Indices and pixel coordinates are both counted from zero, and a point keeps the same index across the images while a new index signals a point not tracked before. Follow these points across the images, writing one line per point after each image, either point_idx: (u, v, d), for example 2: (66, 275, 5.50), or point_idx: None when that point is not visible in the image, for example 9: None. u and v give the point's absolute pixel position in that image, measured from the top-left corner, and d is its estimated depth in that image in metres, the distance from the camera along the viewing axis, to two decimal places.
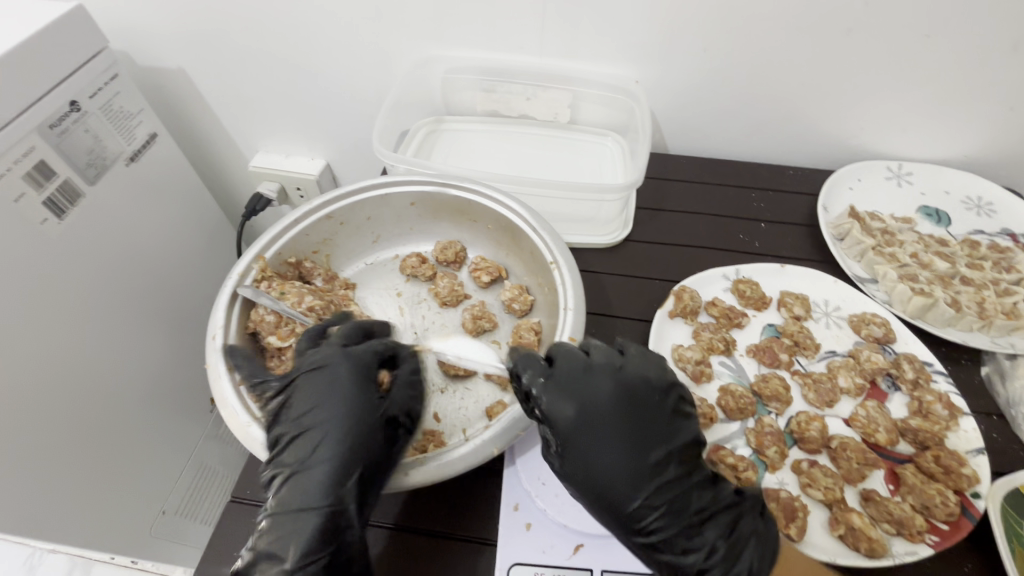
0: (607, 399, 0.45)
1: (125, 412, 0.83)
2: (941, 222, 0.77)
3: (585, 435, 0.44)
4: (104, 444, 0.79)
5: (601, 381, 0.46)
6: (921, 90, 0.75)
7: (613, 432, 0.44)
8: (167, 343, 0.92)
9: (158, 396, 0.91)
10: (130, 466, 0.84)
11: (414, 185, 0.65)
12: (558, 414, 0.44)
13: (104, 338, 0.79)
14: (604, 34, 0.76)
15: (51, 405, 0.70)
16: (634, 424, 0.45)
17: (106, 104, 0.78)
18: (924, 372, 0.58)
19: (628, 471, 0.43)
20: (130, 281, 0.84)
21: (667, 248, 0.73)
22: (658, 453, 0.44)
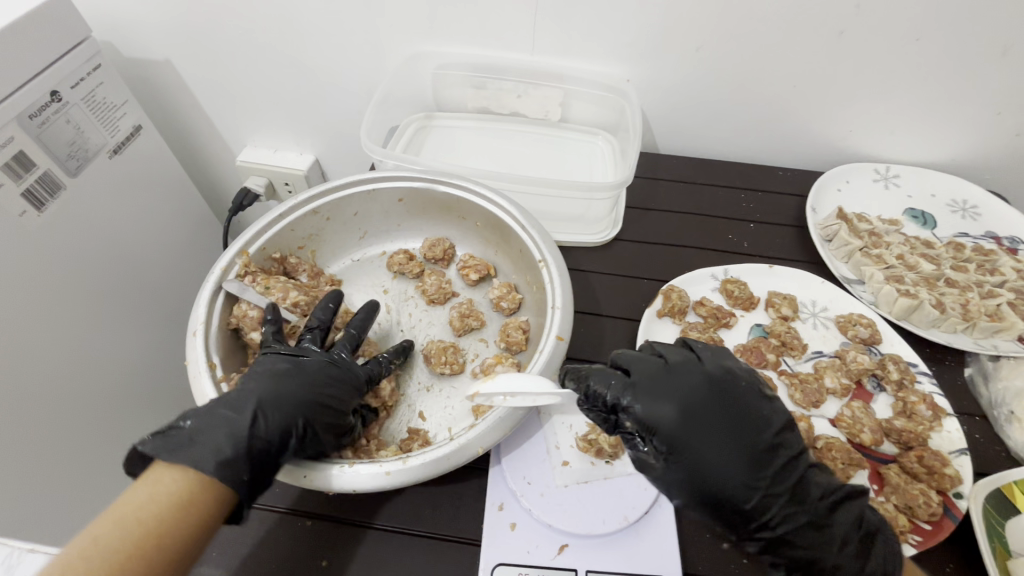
0: (699, 393, 0.44)
1: (106, 409, 0.82)
2: (926, 224, 0.78)
3: (689, 435, 0.43)
4: (83, 442, 0.77)
5: (679, 376, 0.46)
6: (909, 93, 0.76)
7: (716, 426, 0.43)
8: (150, 339, 0.90)
9: (141, 393, 0.89)
10: (110, 465, 0.83)
11: (402, 180, 0.65)
12: (656, 417, 0.43)
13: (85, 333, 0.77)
14: (596, 32, 0.76)
15: (28, 402, 0.68)
16: (731, 415, 0.44)
17: (88, 95, 0.76)
18: (908, 373, 0.59)
19: (743, 464, 0.42)
20: (113, 275, 0.83)
21: (656, 247, 0.73)
22: (761, 440, 0.43)
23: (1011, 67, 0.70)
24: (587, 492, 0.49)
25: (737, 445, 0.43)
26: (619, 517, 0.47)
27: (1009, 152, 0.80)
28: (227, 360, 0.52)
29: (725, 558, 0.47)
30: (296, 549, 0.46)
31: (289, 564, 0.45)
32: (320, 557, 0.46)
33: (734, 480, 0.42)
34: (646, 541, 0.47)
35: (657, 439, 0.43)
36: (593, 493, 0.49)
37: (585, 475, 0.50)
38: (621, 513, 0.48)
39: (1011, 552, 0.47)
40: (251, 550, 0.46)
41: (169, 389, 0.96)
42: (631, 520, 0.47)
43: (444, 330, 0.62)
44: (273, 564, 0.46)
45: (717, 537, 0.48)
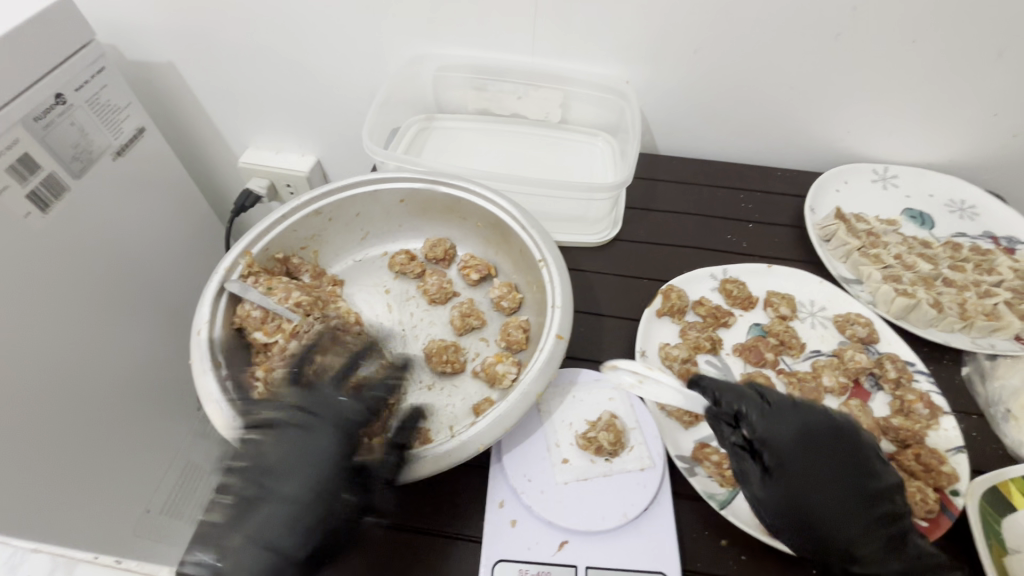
0: (819, 428, 0.48)
1: (110, 409, 0.83)
2: (924, 224, 0.78)
3: (799, 463, 0.46)
4: (88, 442, 0.78)
5: (779, 409, 0.49)
6: (907, 93, 0.76)
7: (821, 461, 0.46)
8: (153, 340, 0.91)
9: (144, 394, 0.90)
10: (115, 464, 0.84)
11: (404, 181, 0.65)
12: (772, 435, 0.47)
13: (88, 335, 0.78)
14: (596, 34, 0.76)
15: (33, 402, 0.69)
16: (843, 452, 0.47)
17: (92, 97, 0.77)
18: (906, 371, 0.59)
19: (848, 497, 0.45)
20: (116, 276, 0.83)
21: (655, 248, 0.74)
22: (870, 481, 0.46)
23: (1008, 68, 0.71)
24: (586, 489, 0.49)
25: (817, 475, 0.45)
26: (618, 515, 0.48)
27: (1006, 152, 0.80)
28: (231, 359, 0.53)
29: (723, 554, 0.47)
30: None
31: None
32: None
33: (812, 504, 0.45)
34: (646, 538, 0.47)
35: (774, 456, 0.47)
36: (592, 490, 0.49)
37: (584, 473, 0.51)
38: (620, 510, 0.48)
39: (1007, 550, 0.47)
40: None
41: (172, 390, 0.96)
42: (631, 517, 0.48)
43: (445, 329, 0.62)
44: None
45: (714, 533, 0.49)
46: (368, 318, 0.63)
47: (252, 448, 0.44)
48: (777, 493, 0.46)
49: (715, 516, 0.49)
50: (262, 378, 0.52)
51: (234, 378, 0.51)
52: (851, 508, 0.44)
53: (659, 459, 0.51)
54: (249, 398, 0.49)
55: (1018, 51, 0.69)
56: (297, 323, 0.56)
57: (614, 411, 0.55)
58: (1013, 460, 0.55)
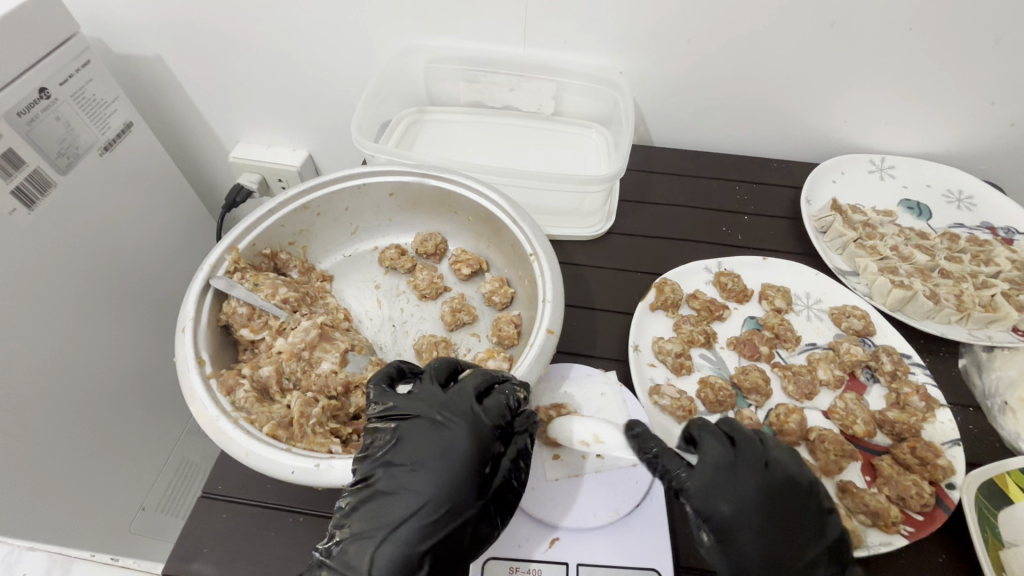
0: (761, 493, 0.43)
1: (102, 408, 0.82)
2: (921, 215, 0.77)
3: (741, 528, 0.42)
4: (80, 441, 0.77)
5: (724, 467, 0.44)
6: (903, 83, 0.75)
7: (760, 526, 0.42)
8: (144, 337, 0.90)
9: (136, 392, 0.89)
10: (108, 463, 0.83)
11: (393, 175, 0.64)
12: (711, 504, 0.43)
13: (78, 333, 0.77)
14: (589, 24, 0.75)
15: (25, 401, 0.68)
16: (800, 510, 0.43)
17: (77, 92, 0.75)
18: (902, 364, 0.59)
19: (798, 562, 0.42)
20: (105, 273, 0.82)
21: (649, 241, 0.73)
22: (823, 539, 0.42)
23: (1007, 56, 0.70)
24: (578, 486, 0.49)
25: (755, 541, 0.42)
26: (610, 511, 0.47)
27: (1004, 142, 0.79)
28: (217, 356, 0.52)
29: None
30: (289, 544, 0.46)
31: (283, 559, 0.46)
32: (315, 551, 0.46)
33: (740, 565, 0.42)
34: (638, 534, 0.47)
35: (713, 524, 0.43)
36: (584, 487, 0.49)
37: (576, 469, 0.50)
38: (612, 507, 0.48)
39: (1003, 543, 0.47)
40: (244, 545, 0.46)
41: (165, 388, 0.96)
42: (622, 513, 0.47)
43: (436, 325, 0.61)
44: (265, 559, 0.46)
45: None
46: (357, 314, 0.62)
47: (238, 447, 0.43)
48: (716, 553, 0.43)
49: None
50: (248, 375, 0.51)
51: (219, 376, 0.50)
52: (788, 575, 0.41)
53: None
54: (235, 396, 0.48)
55: (1017, 38, 0.68)
56: (284, 320, 0.55)
57: (605, 406, 0.54)
58: (1010, 453, 0.54)
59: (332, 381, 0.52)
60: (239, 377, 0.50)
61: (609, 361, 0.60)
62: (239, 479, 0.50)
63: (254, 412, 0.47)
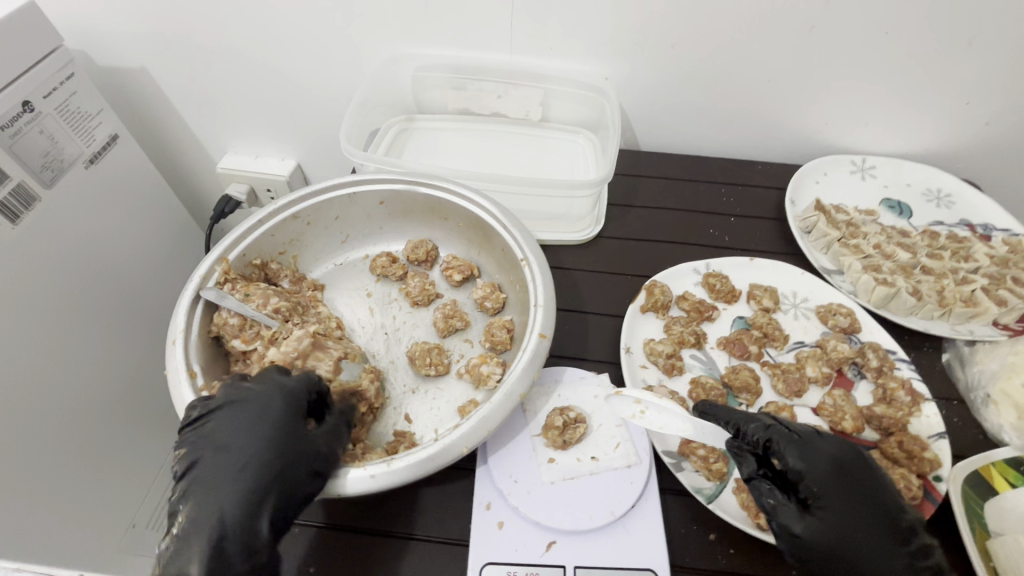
0: (841, 460, 0.46)
1: (90, 424, 0.81)
2: (903, 214, 0.79)
3: (835, 493, 0.44)
4: (69, 457, 0.76)
5: (804, 440, 0.47)
6: (881, 85, 0.77)
7: (851, 492, 0.44)
8: (131, 351, 0.89)
9: (125, 406, 0.88)
10: (97, 479, 0.82)
11: (382, 184, 0.65)
12: (805, 469, 0.45)
13: (65, 347, 0.76)
14: (573, 32, 0.76)
15: (10, 417, 0.67)
16: (871, 483, 0.45)
17: (61, 105, 0.75)
18: (887, 360, 0.60)
19: (881, 535, 0.43)
20: (91, 287, 0.81)
21: (638, 244, 0.74)
22: (900, 515, 0.44)
23: (979, 58, 0.72)
24: (574, 489, 0.49)
25: (846, 505, 0.44)
26: (606, 512, 0.48)
27: (979, 141, 0.81)
28: (208, 368, 0.51)
29: (712, 549, 0.47)
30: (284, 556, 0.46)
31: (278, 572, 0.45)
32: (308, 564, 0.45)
33: (834, 530, 0.43)
34: (634, 534, 0.47)
35: (808, 490, 0.45)
36: (580, 490, 0.49)
37: (572, 472, 0.50)
38: (608, 508, 0.48)
39: (990, 533, 0.48)
40: None
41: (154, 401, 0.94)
42: (618, 514, 0.47)
43: (429, 332, 0.61)
44: None
45: (703, 528, 0.49)
46: (349, 322, 0.62)
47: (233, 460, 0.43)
48: (812, 522, 0.44)
49: (703, 511, 0.49)
50: None
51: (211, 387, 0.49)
52: (878, 539, 0.43)
53: (644, 455, 0.51)
54: None
55: (988, 40, 0.70)
56: (276, 329, 0.54)
57: (598, 408, 0.54)
58: (995, 444, 0.56)
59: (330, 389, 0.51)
60: None
61: (602, 364, 0.61)
62: None
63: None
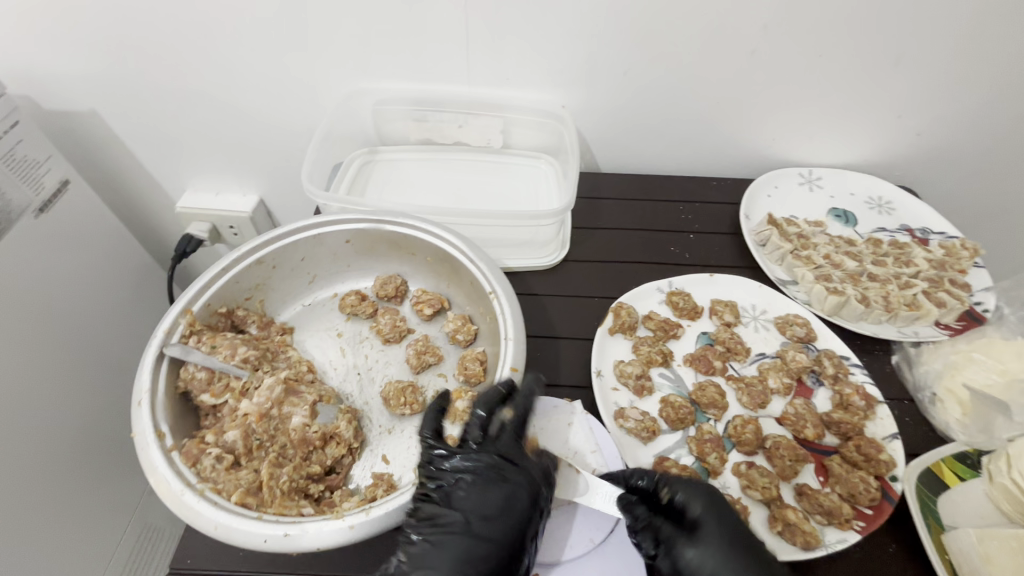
0: (697, 513, 0.47)
1: (54, 482, 0.78)
2: (849, 222, 0.83)
3: (692, 553, 0.45)
4: (32, 520, 0.73)
5: (656, 501, 0.48)
6: (821, 102, 0.82)
7: (707, 549, 0.45)
8: (92, 401, 0.86)
9: (91, 460, 0.85)
10: (63, 539, 0.79)
11: (347, 223, 0.65)
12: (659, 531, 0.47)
13: (24, 404, 0.73)
14: (528, 62, 0.78)
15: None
16: (728, 532, 0.45)
17: (7, 154, 0.73)
18: (842, 366, 0.63)
19: None
20: (47, 338, 0.78)
21: (604, 265, 0.76)
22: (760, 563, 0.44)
23: (905, 76, 0.77)
24: (554, 520, 0.50)
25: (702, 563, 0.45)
26: (586, 540, 0.49)
27: (912, 150, 0.87)
28: (177, 426, 0.50)
29: None
30: None
31: None
32: None
33: None
34: (615, 559, 0.48)
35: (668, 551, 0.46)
36: (560, 520, 0.50)
37: (550, 502, 0.51)
38: (587, 535, 0.49)
39: (943, 527, 0.52)
40: None
41: (120, 452, 0.91)
42: (597, 541, 0.49)
43: (402, 369, 0.61)
44: None
45: None
46: (320, 364, 0.62)
47: (207, 521, 0.42)
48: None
49: None
50: (213, 443, 0.50)
51: (181, 447, 0.48)
52: None
53: None
54: (200, 465, 0.47)
55: (913, 59, 0.75)
56: (246, 379, 0.55)
57: (573, 435, 0.55)
58: (943, 440, 0.59)
59: (307, 434, 0.51)
60: (203, 447, 0.49)
61: (575, 389, 0.62)
62: (208, 550, 0.48)
63: (221, 482, 0.46)
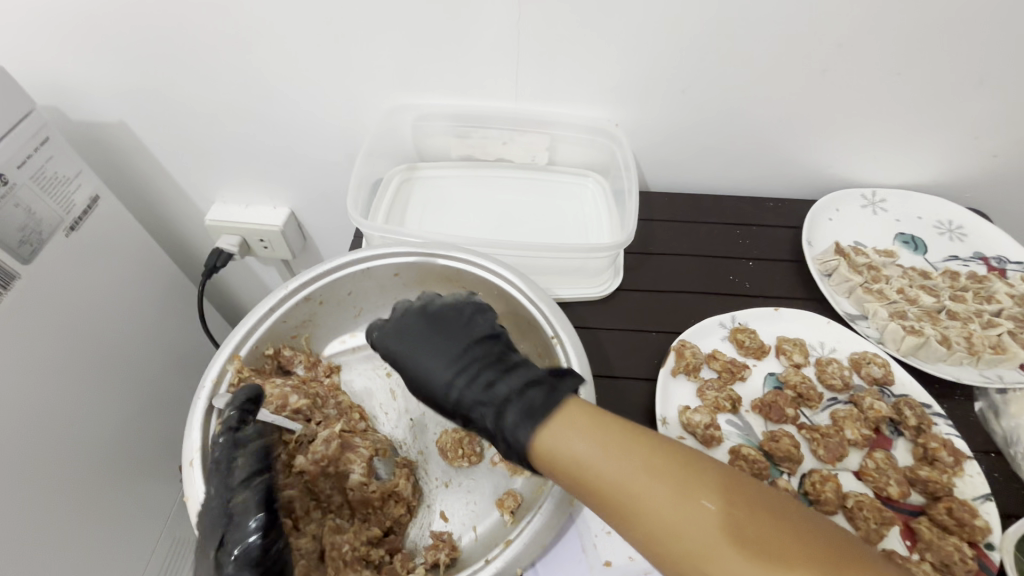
0: None
1: (97, 493, 0.78)
2: (918, 249, 0.78)
3: None
4: (75, 534, 0.73)
5: None
6: (892, 123, 0.76)
7: None
8: (119, 414, 0.84)
9: (135, 464, 0.86)
10: (105, 553, 0.79)
11: (397, 257, 0.62)
12: None
13: (61, 427, 0.72)
14: (578, 80, 0.74)
15: (15, 505, 0.65)
16: None
17: (37, 172, 0.71)
18: (926, 417, 0.58)
19: None
20: (81, 354, 0.77)
21: (661, 296, 0.71)
22: None
23: (989, 96, 0.71)
24: None
25: None
26: None
27: (988, 172, 0.81)
28: None
29: None
30: None
31: None
32: None
33: None
34: None
35: None
36: None
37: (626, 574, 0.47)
38: None
39: None
40: None
41: (157, 461, 0.91)
42: None
43: None
44: None
45: None
46: (372, 408, 0.59)
47: None
48: None
49: None
50: None
51: None
52: None
53: None
54: None
55: (999, 78, 0.69)
56: (299, 433, 0.52)
57: None
58: None
59: (369, 493, 0.50)
60: None
61: None
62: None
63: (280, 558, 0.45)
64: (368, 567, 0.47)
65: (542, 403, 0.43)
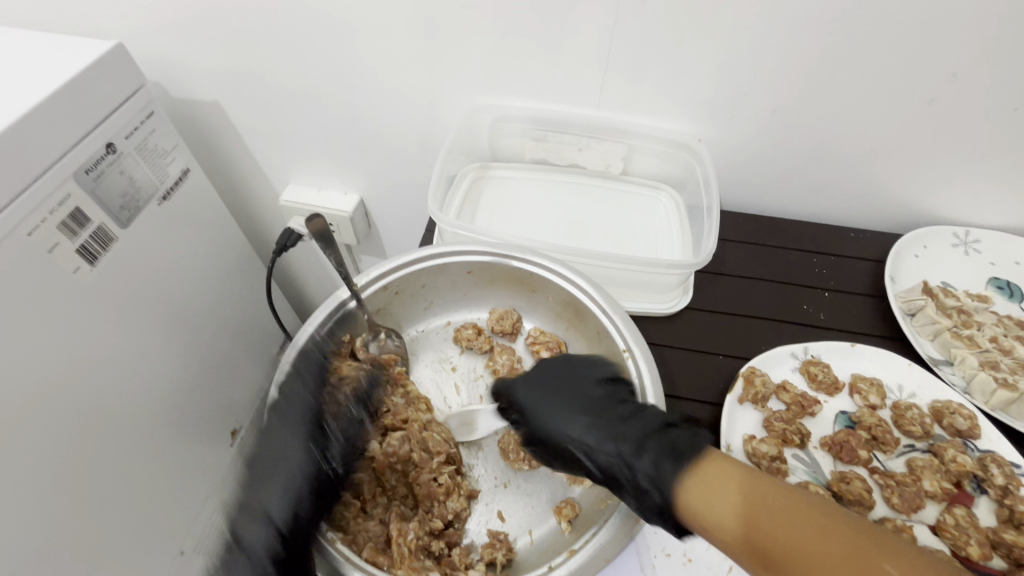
0: None
1: (157, 448, 0.83)
2: (1013, 296, 0.74)
3: None
4: (137, 483, 0.79)
5: None
6: (1000, 160, 0.71)
7: None
8: (182, 369, 0.88)
9: (189, 427, 0.90)
10: (159, 503, 0.84)
11: (472, 256, 0.64)
12: None
13: (130, 378, 0.77)
14: (666, 90, 0.72)
15: (88, 455, 0.70)
16: None
17: (140, 143, 0.75)
18: (1015, 478, 0.55)
19: None
20: (157, 314, 0.81)
21: (729, 319, 0.70)
22: None
23: None
24: None
25: None
26: None
27: None
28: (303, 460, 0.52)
29: None
30: None
31: None
32: None
33: None
34: None
35: None
36: None
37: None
38: None
39: None
40: None
41: (214, 425, 0.96)
42: None
43: None
44: None
45: None
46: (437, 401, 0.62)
47: None
48: None
49: None
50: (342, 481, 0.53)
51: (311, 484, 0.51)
52: None
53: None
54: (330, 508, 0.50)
55: None
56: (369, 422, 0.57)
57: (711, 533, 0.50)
58: None
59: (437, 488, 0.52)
60: (335, 486, 0.52)
61: None
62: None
63: (352, 533, 0.49)
64: (428, 556, 0.50)
65: (681, 448, 0.44)
